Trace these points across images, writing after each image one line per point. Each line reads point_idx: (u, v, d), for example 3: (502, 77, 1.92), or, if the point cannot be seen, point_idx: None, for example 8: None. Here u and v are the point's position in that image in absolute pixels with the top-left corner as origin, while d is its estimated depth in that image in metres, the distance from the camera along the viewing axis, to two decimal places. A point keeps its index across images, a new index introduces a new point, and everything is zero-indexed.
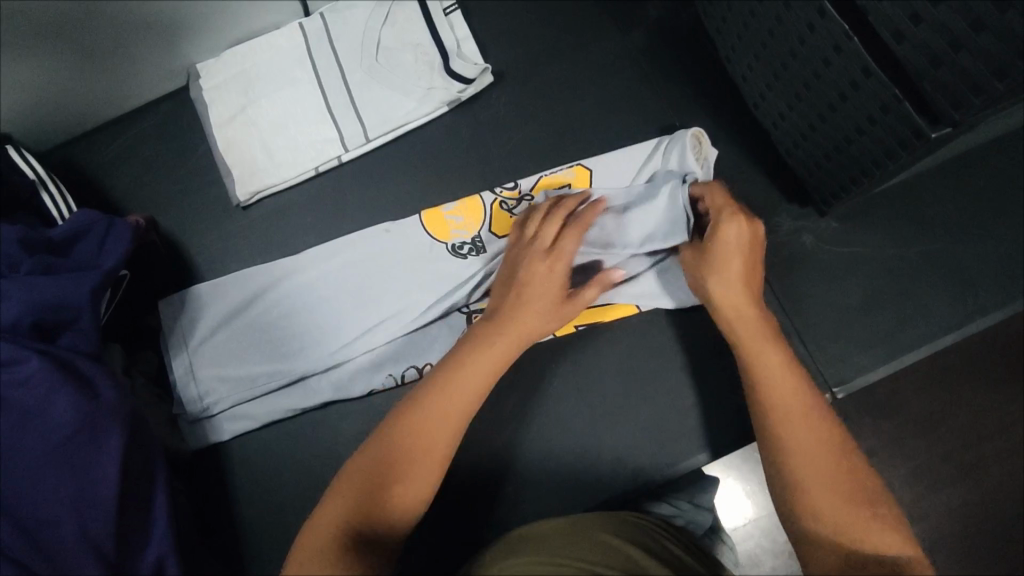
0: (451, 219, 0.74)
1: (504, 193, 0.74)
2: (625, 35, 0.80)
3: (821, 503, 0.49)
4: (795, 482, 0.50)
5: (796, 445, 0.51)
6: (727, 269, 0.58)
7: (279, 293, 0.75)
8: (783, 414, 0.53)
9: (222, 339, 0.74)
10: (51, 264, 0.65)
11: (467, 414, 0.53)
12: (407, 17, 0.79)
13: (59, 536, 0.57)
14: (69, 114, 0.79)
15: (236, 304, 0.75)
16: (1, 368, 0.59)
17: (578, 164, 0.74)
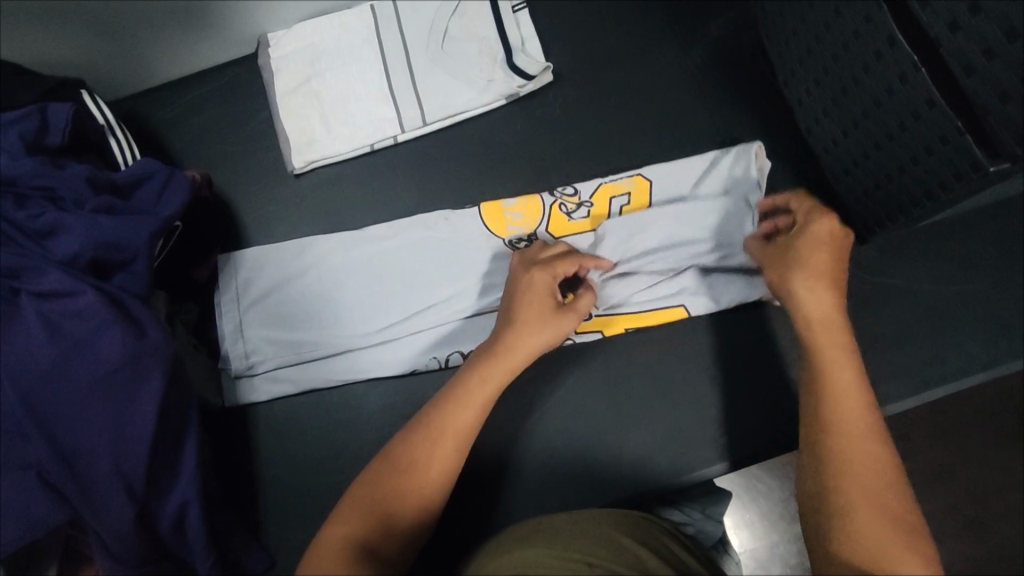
0: (510, 215, 0.76)
1: (565, 195, 0.76)
2: (686, 50, 0.82)
3: (851, 501, 0.48)
4: (837, 467, 0.50)
5: (850, 436, 0.51)
6: (810, 263, 0.60)
7: (335, 266, 0.77)
8: (831, 418, 0.53)
9: (273, 304, 0.76)
10: (113, 205, 0.68)
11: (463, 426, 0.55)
12: (477, 10, 0.81)
13: (94, 464, 0.60)
14: (140, 67, 0.82)
15: (290, 268, 0.77)
16: (58, 299, 0.62)
17: (638, 173, 0.76)
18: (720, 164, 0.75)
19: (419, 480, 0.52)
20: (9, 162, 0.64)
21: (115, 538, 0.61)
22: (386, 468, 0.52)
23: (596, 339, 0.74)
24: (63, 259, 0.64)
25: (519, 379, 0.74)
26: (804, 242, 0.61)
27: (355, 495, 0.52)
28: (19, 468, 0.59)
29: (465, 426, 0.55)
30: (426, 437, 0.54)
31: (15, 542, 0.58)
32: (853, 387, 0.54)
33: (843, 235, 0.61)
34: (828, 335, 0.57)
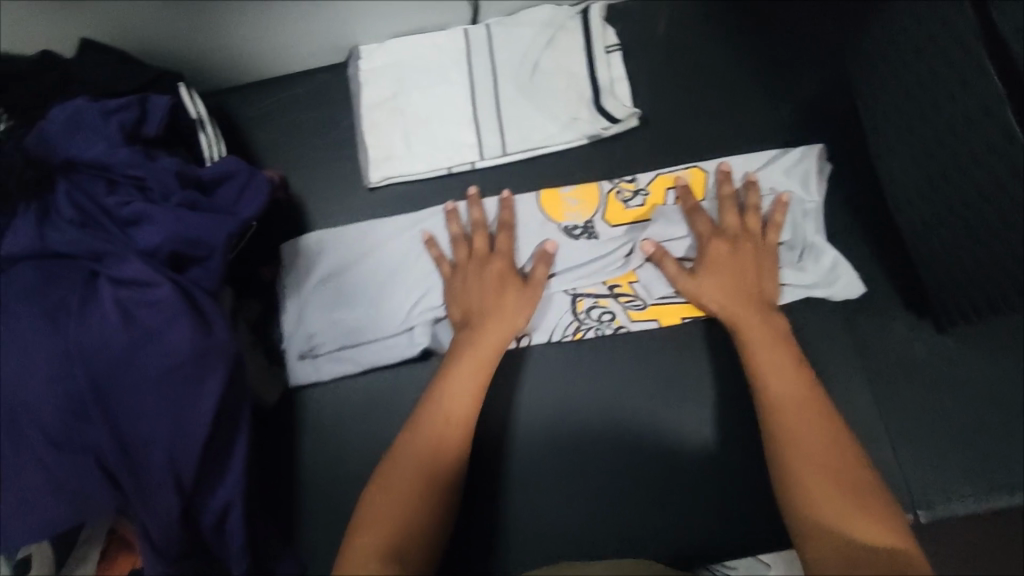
0: (567, 201, 0.78)
1: (622, 183, 0.78)
2: (776, 111, 0.81)
3: (813, 486, 0.54)
4: (788, 459, 0.56)
5: (792, 431, 0.58)
6: (719, 278, 0.70)
7: (395, 244, 0.78)
8: (781, 414, 0.60)
9: (334, 285, 0.77)
10: (197, 201, 0.69)
11: (460, 407, 0.64)
12: (569, 46, 0.81)
13: (150, 455, 0.61)
14: (232, 65, 0.83)
15: (351, 247, 0.78)
16: (135, 287, 0.63)
17: (694, 165, 0.78)
18: (782, 161, 0.77)
19: (447, 446, 0.61)
20: (105, 149, 0.66)
21: (159, 532, 0.61)
22: (402, 460, 0.60)
23: (652, 328, 0.75)
24: (143, 248, 0.65)
25: (570, 361, 0.76)
26: (715, 247, 0.72)
27: (386, 486, 0.58)
28: (76, 453, 0.59)
29: (455, 408, 0.64)
30: (436, 420, 0.63)
31: (66, 523, 0.59)
32: (789, 381, 0.62)
33: (740, 250, 0.71)
34: (764, 338, 0.66)
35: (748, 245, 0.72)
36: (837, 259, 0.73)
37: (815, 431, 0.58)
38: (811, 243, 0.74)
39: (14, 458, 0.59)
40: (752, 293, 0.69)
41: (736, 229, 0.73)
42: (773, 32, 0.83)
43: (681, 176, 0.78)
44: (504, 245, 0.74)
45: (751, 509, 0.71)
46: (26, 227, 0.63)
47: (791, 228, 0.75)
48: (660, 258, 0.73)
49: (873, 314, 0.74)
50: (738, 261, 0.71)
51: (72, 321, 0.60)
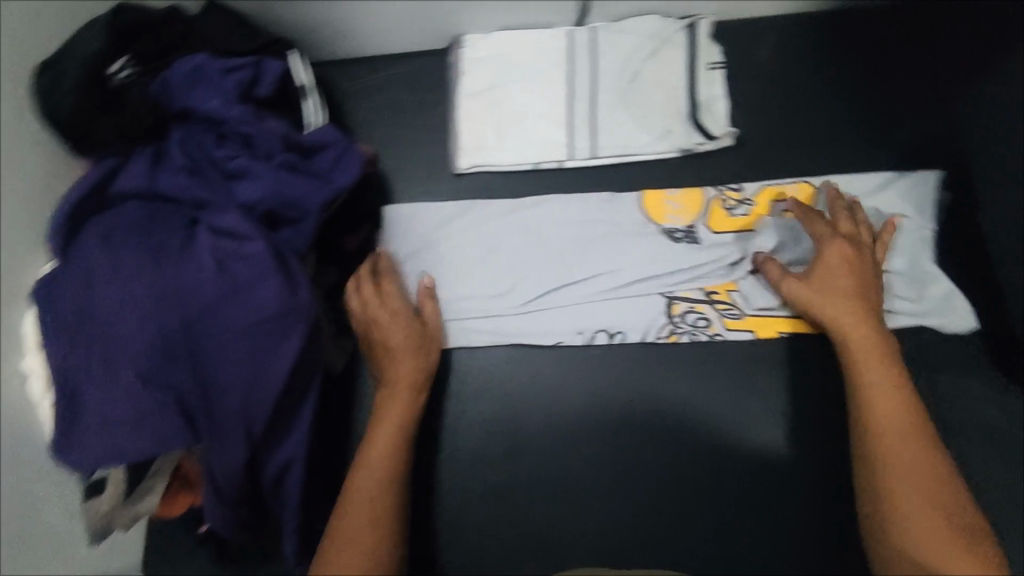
0: (669, 204, 0.79)
1: (727, 192, 0.78)
2: (873, 149, 0.80)
3: (903, 493, 0.58)
4: (887, 482, 0.59)
5: (904, 459, 0.60)
6: (829, 287, 0.69)
7: (501, 218, 0.80)
8: (891, 448, 0.61)
9: (436, 250, 0.80)
10: (297, 164, 0.71)
11: (372, 480, 0.64)
12: (673, 59, 0.81)
13: (226, 402, 0.63)
14: (339, 39, 0.86)
15: (454, 218, 0.80)
16: (231, 239, 0.65)
17: (804, 180, 0.78)
18: (897, 185, 0.77)
19: (356, 536, 0.60)
20: (220, 104, 0.69)
21: (224, 477, 0.64)
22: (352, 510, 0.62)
23: (746, 339, 0.75)
24: (243, 202, 0.67)
25: (653, 363, 0.76)
26: (831, 249, 0.70)
27: (346, 537, 0.60)
28: (160, 390, 0.62)
29: (378, 458, 0.66)
30: (377, 486, 0.64)
31: (142, 456, 0.61)
32: (898, 410, 0.62)
33: (850, 256, 0.70)
34: (867, 358, 0.66)
35: (863, 254, 0.70)
36: (952, 289, 0.74)
37: (921, 459, 0.59)
38: (924, 273, 0.75)
39: (100, 387, 0.61)
40: (863, 303, 0.68)
41: (848, 235, 0.71)
42: (882, 68, 0.81)
43: (791, 191, 0.77)
44: (387, 289, 0.74)
45: (796, 537, 0.72)
46: (141, 168, 0.67)
47: (907, 258, 0.75)
48: (765, 265, 0.73)
49: (948, 369, 0.74)
50: (850, 269, 0.69)
51: (171, 263, 0.63)
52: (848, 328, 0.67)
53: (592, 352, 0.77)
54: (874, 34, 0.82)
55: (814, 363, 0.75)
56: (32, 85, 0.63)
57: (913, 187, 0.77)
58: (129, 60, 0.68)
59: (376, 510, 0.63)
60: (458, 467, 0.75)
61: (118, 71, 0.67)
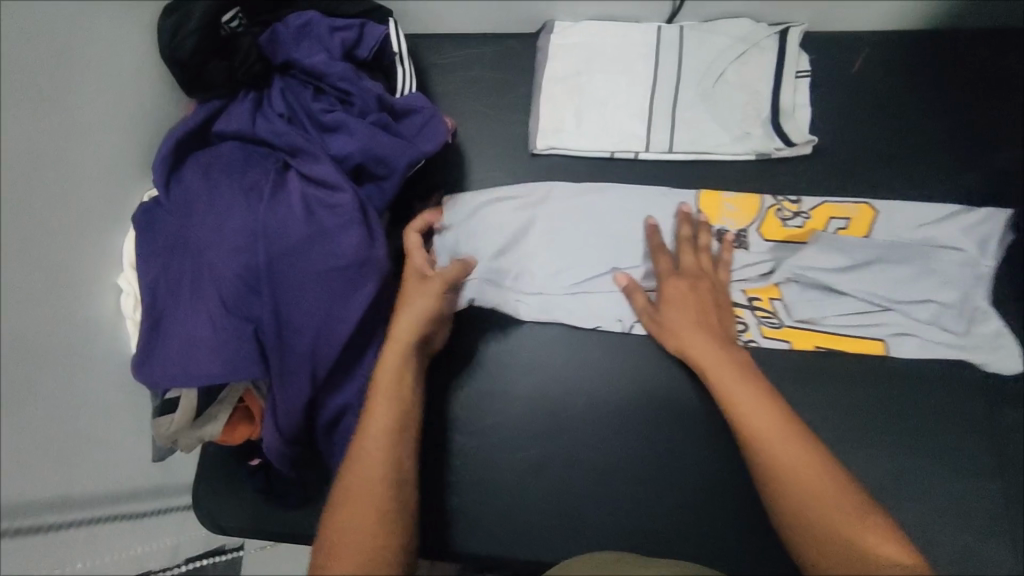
0: (726, 206, 0.79)
1: (785, 202, 0.78)
2: (957, 173, 0.78)
3: (810, 496, 0.56)
4: (788, 504, 0.56)
5: (784, 465, 0.57)
6: (671, 313, 0.72)
7: (554, 202, 0.82)
8: (770, 450, 0.58)
9: (488, 222, 0.81)
10: (388, 125, 0.74)
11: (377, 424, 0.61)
12: (760, 63, 0.81)
13: (299, 339, 0.66)
14: (434, 14, 0.89)
15: (510, 195, 0.82)
16: (322, 188, 0.69)
17: (866, 200, 0.78)
18: (960, 217, 0.76)
19: (356, 483, 0.58)
20: (324, 59, 0.72)
21: (285, 412, 0.66)
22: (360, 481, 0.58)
23: (782, 349, 0.75)
24: (334, 155, 0.70)
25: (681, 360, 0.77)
26: (674, 283, 0.73)
27: (345, 488, 0.58)
28: (240, 320, 0.65)
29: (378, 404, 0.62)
30: (374, 432, 0.61)
31: (214, 382, 0.64)
32: (761, 408, 0.61)
33: (684, 276, 0.74)
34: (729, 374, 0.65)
35: (703, 280, 0.74)
36: (1001, 328, 0.73)
37: (790, 453, 0.58)
38: (975, 309, 0.74)
39: (188, 308, 0.65)
40: (702, 318, 0.71)
41: (680, 265, 0.75)
42: (974, 95, 0.81)
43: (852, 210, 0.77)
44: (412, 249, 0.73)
45: None
46: (244, 112, 0.71)
47: (962, 292, 0.74)
48: (630, 290, 0.76)
49: (1016, 406, 0.74)
50: (686, 291, 0.73)
51: (265, 202, 0.66)
52: (701, 350, 0.68)
53: (647, 342, 0.77)
54: (971, 60, 0.81)
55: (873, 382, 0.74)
56: (158, 26, 0.67)
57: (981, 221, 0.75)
58: (240, 11, 0.72)
59: (377, 454, 0.59)
60: (504, 439, 0.76)
61: (230, 20, 0.71)
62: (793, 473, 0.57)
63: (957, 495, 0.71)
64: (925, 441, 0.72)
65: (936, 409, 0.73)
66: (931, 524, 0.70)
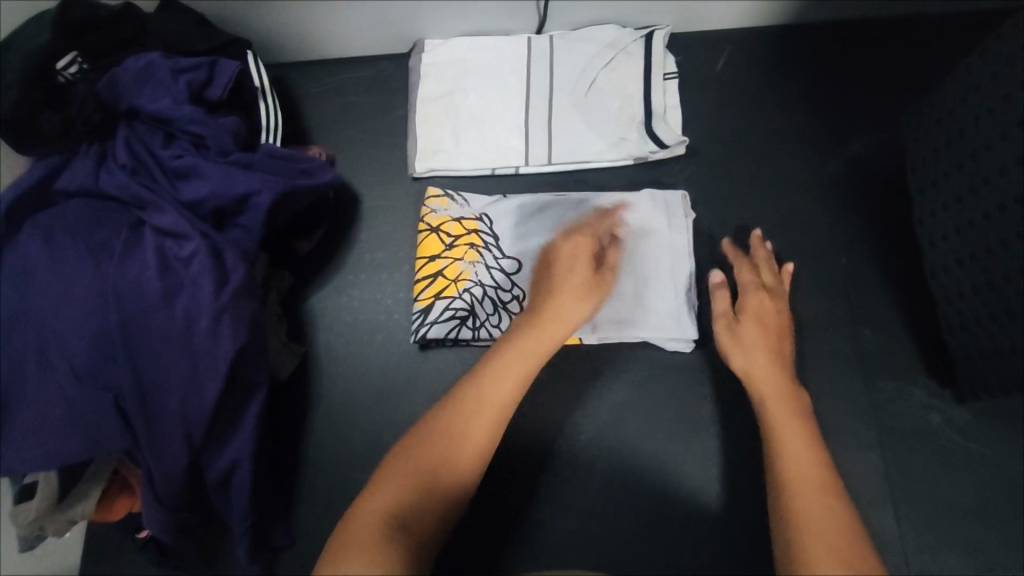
0: (442, 234, 0.78)
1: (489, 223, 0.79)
2: (823, 160, 0.81)
3: (809, 530, 0.49)
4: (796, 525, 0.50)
5: (802, 504, 0.52)
6: (743, 334, 0.69)
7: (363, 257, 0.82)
8: (792, 480, 0.54)
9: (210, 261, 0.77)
10: (251, 164, 0.70)
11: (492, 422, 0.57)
12: (629, 68, 0.82)
13: (164, 403, 0.61)
14: (300, 45, 0.86)
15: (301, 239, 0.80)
16: (171, 238, 0.65)
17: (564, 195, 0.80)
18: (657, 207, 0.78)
19: (449, 466, 0.54)
20: (170, 104, 0.68)
21: (161, 481, 0.62)
22: (410, 458, 0.53)
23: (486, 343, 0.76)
24: (189, 202, 0.67)
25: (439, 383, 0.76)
26: (757, 299, 0.71)
27: (408, 461, 0.53)
28: (99, 390, 0.60)
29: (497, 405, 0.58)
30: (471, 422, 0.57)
31: (76, 458, 0.60)
32: (813, 454, 0.56)
33: (774, 310, 0.71)
34: (775, 393, 0.64)
35: (783, 305, 0.72)
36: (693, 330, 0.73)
37: (818, 490, 0.53)
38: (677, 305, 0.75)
39: (37, 386, 0.60)
40: (772, 345, 0.68)
41: (766, 284, 0.73)
42: (833, 84, 0.84)
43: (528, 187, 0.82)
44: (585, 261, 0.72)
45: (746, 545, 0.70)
46: (84, 167, 0.66)
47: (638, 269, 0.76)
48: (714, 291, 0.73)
49: (893, 378, 0.74)
50: (766, 315, 0.70)
51: (114, 261, 0.62)
52: (771, 377, 0.65)
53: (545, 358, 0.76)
54: (825, 49, 0.85)
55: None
56: None
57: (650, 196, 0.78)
58: (79, 55, 0.67)
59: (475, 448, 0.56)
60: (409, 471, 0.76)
61: (67, 66, 0.67)
62: (806, 499, 0.52)
63: (846, 473, 0.71)
64: (825, 422, 0.73)
65: (818, 389, 0.74)
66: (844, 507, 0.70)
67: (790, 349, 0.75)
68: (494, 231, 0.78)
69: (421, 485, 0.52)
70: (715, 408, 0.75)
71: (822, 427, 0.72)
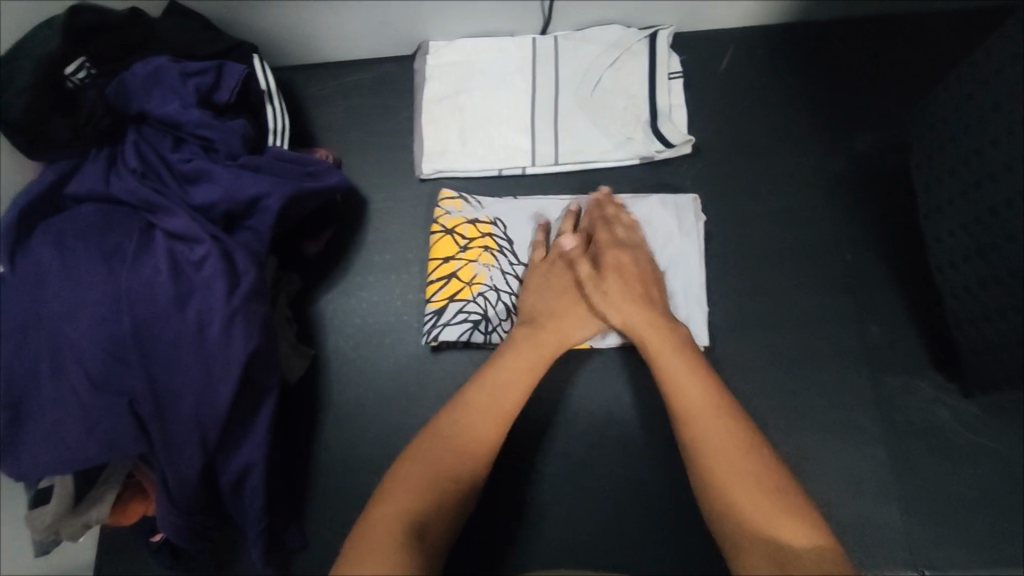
0: (456, 237, 0.78)
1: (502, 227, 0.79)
2: (827, 157, 0.82)
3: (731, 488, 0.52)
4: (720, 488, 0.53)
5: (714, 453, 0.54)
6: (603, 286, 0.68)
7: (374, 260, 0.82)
8: (693, 419, 0.56)
9: None
10: (260, 167, 0.71)
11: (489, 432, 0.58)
12: (633, 67, 0.82)
13: (178, 405, 0.62)
14: (306, 48, 0.86)
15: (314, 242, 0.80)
16: (182, 241, 0.65)
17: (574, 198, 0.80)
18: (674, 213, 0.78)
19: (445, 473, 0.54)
20: (179, 108, 0.68)
21: (176, 484, 0.62)
22: (420, 458, 0.54)
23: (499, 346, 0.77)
24: (198, 205, 0.67)
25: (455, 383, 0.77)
26: (611, 256, 0.70)
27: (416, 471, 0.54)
28: (113, 394, 0.60)
29: (497, 413, 0.59)
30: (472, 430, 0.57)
31: (92, 462, 0.60)
32: (701, 383, 0.58)
33: (626, 254, 0.70)
34: (656, 335, 0.64)
35: (638, 252, 0.71)
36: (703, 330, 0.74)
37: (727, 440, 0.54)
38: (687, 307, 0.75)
39: (52, 390, 0.60)
40: (631, 289, 0.68)
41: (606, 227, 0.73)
42: (836, 82, 0.84)
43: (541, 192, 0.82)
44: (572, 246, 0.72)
45: None
46: (95, 172, 0.66)
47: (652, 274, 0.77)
48: (573, 259, 0.71)
49: (899, 373, 0.75)
50: (622, 262, 0.70)
51: (125, 265, 0.62)
52: (642, 326, 0.65)
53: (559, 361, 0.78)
54: (828, 47, 0.85)
55: (762, 370, 0.75)
56: None
57: (668, 202, 0.78)
58: (86, 61, 0.67)
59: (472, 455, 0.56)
60: None
61: (75, 72, 0.66)
62: (716, 456, 0.54)
63: (853, 467, 0.72)
64: (831, 417, 0.73)
65: (825, 385, 0.74)
66: (852, 501, 0.70)
67: (796, 346, 0.76)
68: (508, 236, 0.79)
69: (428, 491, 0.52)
70: None
71: (829, 422, 0.73)
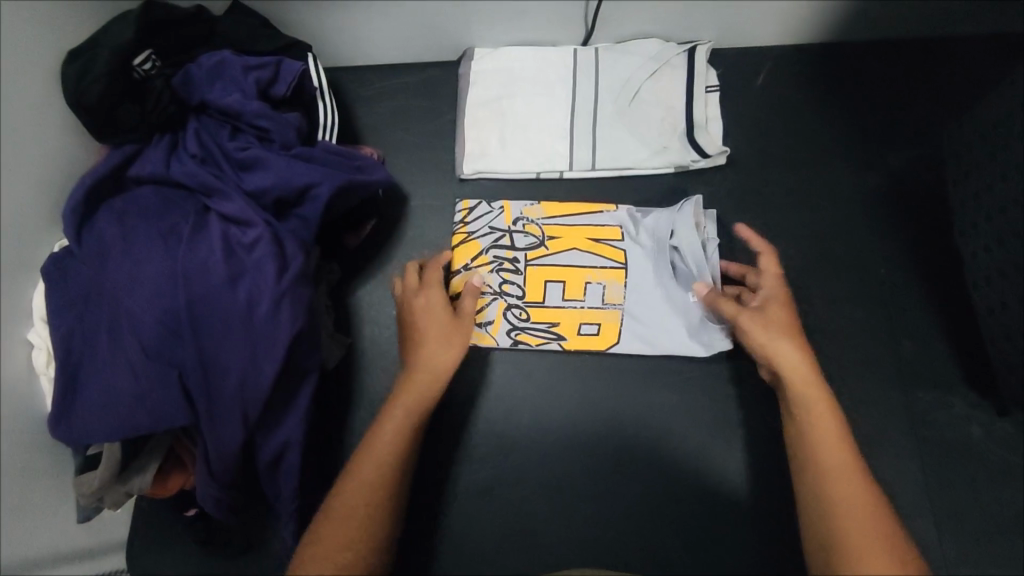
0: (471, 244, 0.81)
1: (528, 225, 0.82)
2: (861, 174, 0.84)
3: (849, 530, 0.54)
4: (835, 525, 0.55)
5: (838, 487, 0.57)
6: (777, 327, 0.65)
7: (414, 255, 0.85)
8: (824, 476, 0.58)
9: None
10: (310, 159, 0.74)
11: (370, 478, 0.60)
12: (673, 80, 0.85)
13: (224, 381, 0.64)
14: (354, 52, 0.90)
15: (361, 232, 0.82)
16: (236, 225, 0.68)
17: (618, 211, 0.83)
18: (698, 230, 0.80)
19: (349, 518, 0.58)
20: (240, 99, 0.71)
21: (217, 457, 0.64)
22: (349, 496, 0.59)
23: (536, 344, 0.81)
24: (252, 192, 0.70)
25: (499, 381, 0.81)
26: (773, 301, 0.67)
27: (338, 508, 0.58)
28: (164, 366, 0.63)
29: (381, 465, 0.61)
30: (366, 482, 0.60)
31: (140, 432, 0.62)
32: (838, 444, 0.59)
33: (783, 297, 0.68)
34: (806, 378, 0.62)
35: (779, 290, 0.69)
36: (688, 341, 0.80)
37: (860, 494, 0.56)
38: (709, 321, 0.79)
39: (106, 360, 0.63)
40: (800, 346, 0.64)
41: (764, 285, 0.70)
42: (871, 101, 0.86)
43: (577, 210, 0.83)
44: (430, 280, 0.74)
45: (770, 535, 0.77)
46: (157, 156, 0.70)
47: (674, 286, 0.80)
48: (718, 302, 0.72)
49: (932, 388, 0.75)
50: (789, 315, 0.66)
51: (183, 244, 0.65)
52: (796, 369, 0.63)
53: (594, 361, 0.82)
54: (864, 68, 0.87)
55: None
56: (62, 73, 0.65)
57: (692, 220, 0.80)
58: (153, 53, 0.70)
59: (369, 504, 0.59)
60: (452, 459, 0.79)
61: (142, 63, 0.69)
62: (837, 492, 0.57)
63: (882, 479, 0.72)
64: (861, 430, 0.74)
65: (855, 396, 0.75)
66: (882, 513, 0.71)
67: (827, 356, 0.76)
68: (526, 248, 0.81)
69: (355, 533, 0.57)
70: (746, 412, 0.80)
71: (858, 434, 0.74)
